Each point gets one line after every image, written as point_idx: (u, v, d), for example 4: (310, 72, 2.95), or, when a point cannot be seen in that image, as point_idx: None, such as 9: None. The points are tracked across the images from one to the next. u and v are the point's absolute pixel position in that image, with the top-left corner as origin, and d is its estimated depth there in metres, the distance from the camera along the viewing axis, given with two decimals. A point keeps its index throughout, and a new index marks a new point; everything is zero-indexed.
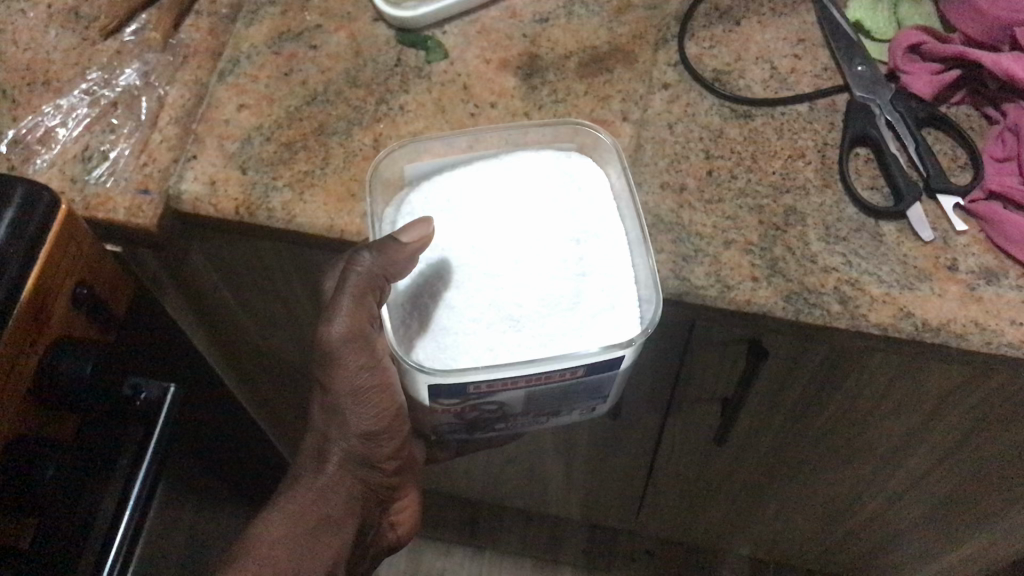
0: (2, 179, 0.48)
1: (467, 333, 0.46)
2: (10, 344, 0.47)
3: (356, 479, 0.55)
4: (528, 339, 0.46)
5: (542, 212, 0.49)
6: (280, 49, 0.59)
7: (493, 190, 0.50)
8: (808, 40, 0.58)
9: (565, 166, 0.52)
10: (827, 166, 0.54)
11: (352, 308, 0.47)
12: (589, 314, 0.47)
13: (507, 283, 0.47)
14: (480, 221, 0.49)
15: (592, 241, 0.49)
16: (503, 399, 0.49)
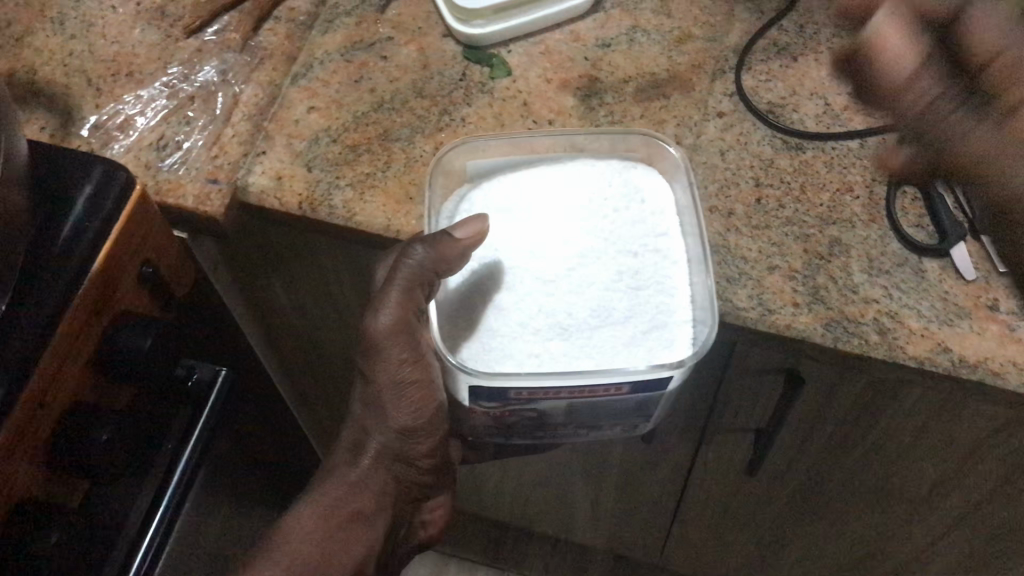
0: (83, 158, 0.51)
1: (514, 337, 0.50)
2: (79, 313, 0.49)
3: (391, 476, 0.57)
4: (576, 348, 0.49)
5: (601, 223, 0.52)
6: (351, 57, 0.62)
7: (553, 197, 0.54)
8: (863, 80, 0.59)
9: (632, 178, 0.54)
10: (874, 202, 0.55)
11: (400, 299, 0.49)
12: (639, 330, 0.49)
13: (560, 292, 0.50)
14: (539, 227, 0.52)
15: (650, 255, 0.52)
16: (545, 408, 0.51)
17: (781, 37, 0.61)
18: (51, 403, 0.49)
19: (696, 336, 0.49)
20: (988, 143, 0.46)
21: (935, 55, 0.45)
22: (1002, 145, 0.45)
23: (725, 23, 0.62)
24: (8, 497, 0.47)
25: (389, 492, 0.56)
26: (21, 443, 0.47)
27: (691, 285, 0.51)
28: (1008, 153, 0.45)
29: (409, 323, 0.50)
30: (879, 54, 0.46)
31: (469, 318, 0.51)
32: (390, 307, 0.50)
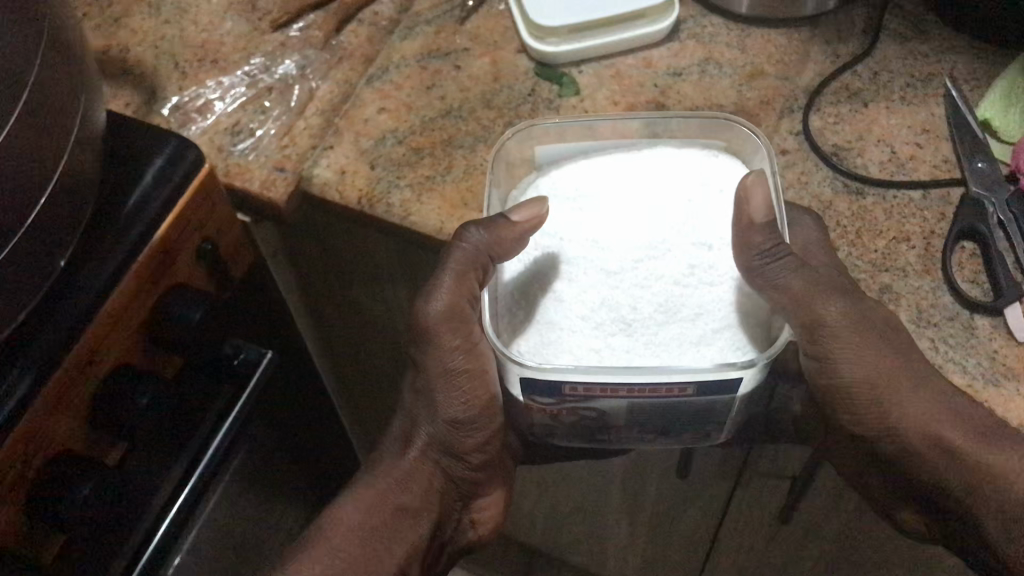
0: (157, 133, 0.54)
1: (574, 330, 0.49)
2: (134, 280, 0.51)
3: (438, 468, 0.58)
4: (639, 344, 0.48)
5: (675, 213, 0.51)
6: (426, 64, 0.64)
7: (626, 186, 0.53)
8: (934, 131, 0.59)
9: (713, 167, 0.53)
10: (930, 254, 0.54)
11: (454, 283, 0.51)
12: (709, 328, 0.48)
13: (625, 283, 0.49)
14: (606, 217, 0.52)
15: (724, 248, 0.50)
16: (604, 407, 0.49)
17: (854, 82, 0.61)
18: (98, 362, 0.51)
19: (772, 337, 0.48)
20: (793, 290, 0.48)
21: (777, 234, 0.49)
22: (810, 286, 0.48)
23: (798, 63, 0.62)
24: (47, 449, 0.50)
25: (433, 487, 0.57)
26: (65, 398, 0.49)
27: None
28: (802, 300, 0.48)
29: (462, 309, 0.52)
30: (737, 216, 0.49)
31: (528, 308, 0.50)
32: (444, 290, 0.51)
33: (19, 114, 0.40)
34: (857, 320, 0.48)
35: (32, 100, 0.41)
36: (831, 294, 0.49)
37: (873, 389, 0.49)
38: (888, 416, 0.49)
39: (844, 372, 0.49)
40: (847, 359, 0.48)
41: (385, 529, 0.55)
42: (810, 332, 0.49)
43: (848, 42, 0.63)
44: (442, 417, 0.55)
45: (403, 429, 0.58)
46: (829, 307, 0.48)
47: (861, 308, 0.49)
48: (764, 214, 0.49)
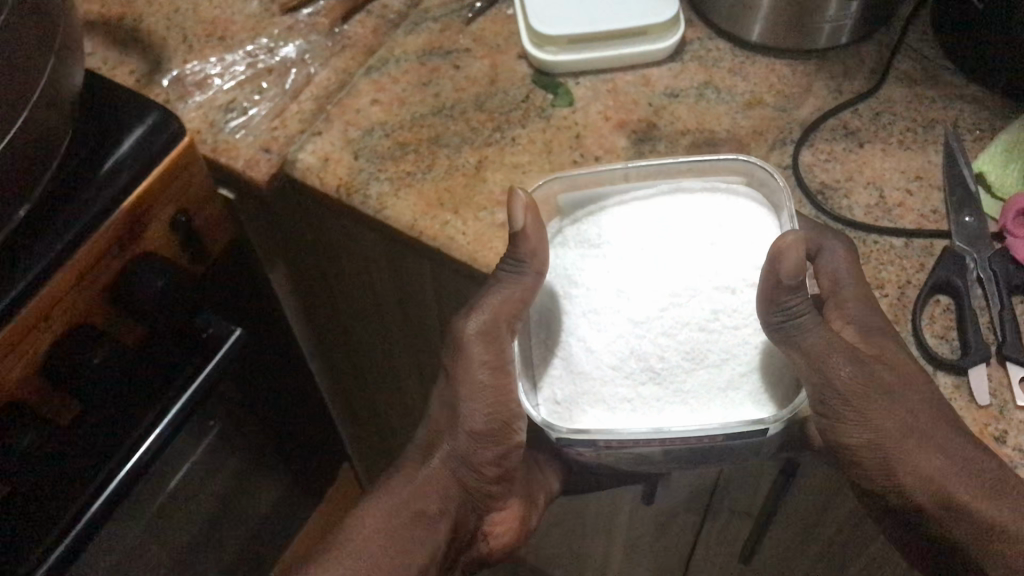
0: (142, 102, 0.55)
1: (605, 381, 0.49)
2: (101, 244, 0.52)
3: (458, 478, 0.55)
4: (669, 397, 0.48)
5: (701, 258, 0.49)
6: (426, 61, 0.64)
7: (649, 231, 0.51)
8: (927, 179, 0.57)
9: (734, 208, 0.52)
10: (902, 304, 0.53)
11: (494, 308, 0.50)
12: (737, 373, 0.48)
13: (651, 334, 0.48)
14: (630, 263, 0.50)
15: (749, 290, 0.49)
16: (640, 450, 0.50)
17: (852, 120, 0.59)
18: (56, 318, 0.52)
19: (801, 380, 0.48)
20: (812, 352, 0.45)
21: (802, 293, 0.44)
22: (828, 348, 0.45)
23: (799, 96, 0.61)
24: None
25: (453, 497, 0.55)
26: (19, 350, 0.50)
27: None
28: (818, 360, 0.45)
29: (500, 328, 0.50)
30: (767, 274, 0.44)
31: (558, 357, 0.51)
32: (483, 311, 0.50)
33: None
34: (865, 381, 0.45)
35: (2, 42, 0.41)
36: (846, 356, 0.45)
37: (880, 448, 0.45)
38: (900, 482, 0.45)
39: (854, 431, 0.46)
40: (854, 419, 0.45)
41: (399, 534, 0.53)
42: (820, 395, 0.45)
43: (853, 80, 0.61)
44: (463, 427, 0.52)
45: (425, 437, 0.55)
46: (841, 373, 0.45)
47: (870, 367, 0.46)
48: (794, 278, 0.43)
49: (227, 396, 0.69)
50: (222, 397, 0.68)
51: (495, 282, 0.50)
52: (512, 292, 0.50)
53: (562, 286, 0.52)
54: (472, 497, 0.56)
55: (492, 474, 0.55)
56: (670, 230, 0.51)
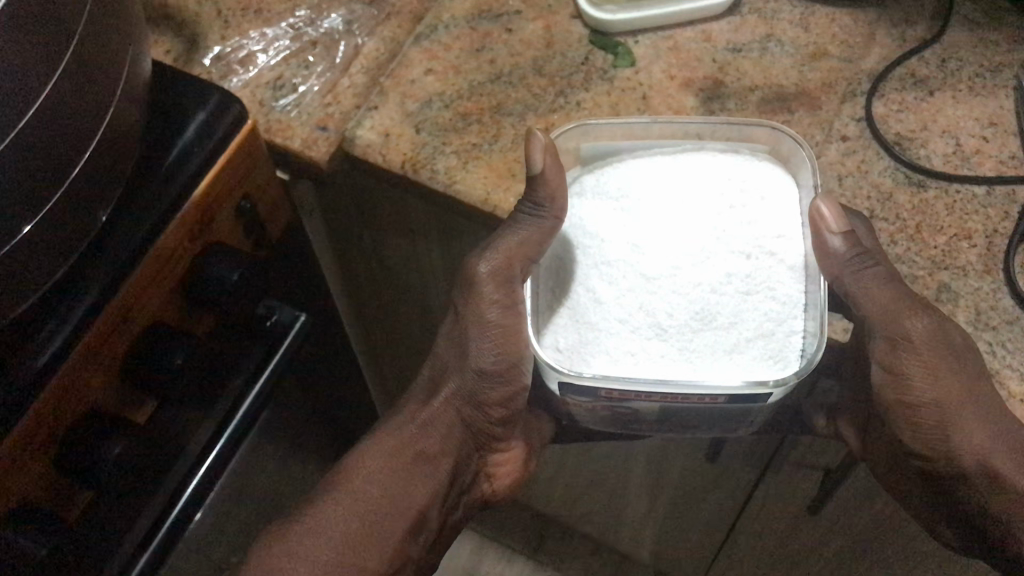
0: (202, 84, 0.52)
1: (610, 333, 0.49)
2: (173, 238, 0.50)
3: (460, 416, 0.57)
4: (672, 350, 0.48)
5: (719, 218, 0.50)
6: (477, 25, 0.61)
7: (667, 188, 0.51)
8: (1001, 124, 0.56)
9: (754, 172, 0.52)
10: (992, 253, 0.52)
11: (509, 249, 0.51)
12: (743, 338, 0.48)
13: (662, 289, 0.49)
14: (649, 220, 0.51)
15: (764, 257, 0.49)
16: (636, 406, 0.50)
17: (920, 68, 0.59)
18: (135, 319, 0.50)
19: (805, 349, 0.48)
20: (879, 303, 0.48)
21: (860, 248, 0.48)
22: (897, 299, 0.48)
23: (864, 45, 0.60)
24: (75, 407, 0.49)
25: (456, 436, 0.57)
26: (100, 353, 0.49)
27: (801, 293, 0.49)
28: (889, 311, 0.47)
29: (513, 271, 0.51)
30: (816, 235, 0.49)
31: (566, 306, 0.51)
32: (498, 253, 0.51)
33: (66, 65, 0.38)
34: (938, 337, 0.47)
35: (82, 48, 0.39)
36: (917, 310, 0.47)
37: (940, 409, 0.47)
38: (952, 443, 0.48)
39: (918, 390, 0.47)
40: (920, 377, 0.47)
41: (407, 472, 0.55)
42: (893, 343, 0.48)
43: (916, 26, 0.60)
44: (471, 365, 0.54)
45: (433, 375, 0.57)
46: (912, 323, 0.47)
47: (942, 325, 0.48)
48: (838, 233, 0.48)
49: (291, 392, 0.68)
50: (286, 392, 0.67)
51: (514, 223, 0.51)
52: (530, 234, 0.51)
53: (577, 237, 0.52)
54: (474, 436, 0.59)
55: (497, 415, 0.57)
56: (684, 188, 0.51)
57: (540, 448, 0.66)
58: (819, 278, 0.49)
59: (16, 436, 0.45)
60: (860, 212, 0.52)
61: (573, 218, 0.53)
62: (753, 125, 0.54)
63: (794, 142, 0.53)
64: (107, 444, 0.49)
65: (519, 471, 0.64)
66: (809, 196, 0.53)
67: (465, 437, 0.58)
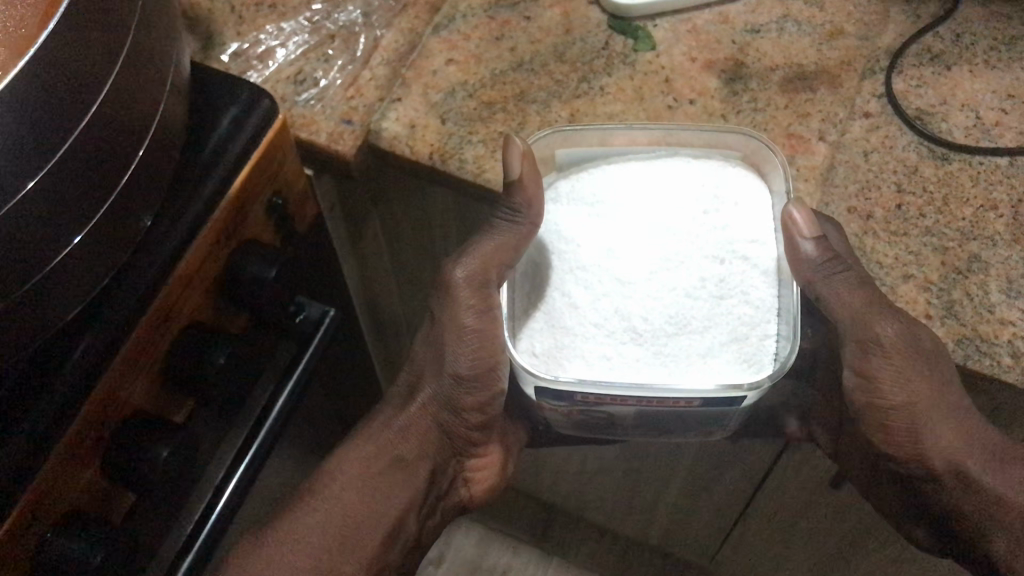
0: (231, 80, 0.52)
1: (586, 337, 0.48)
2: (208, 239, 0.50)
3: (435, 422, 0.58)
4: (648, 354, 0.48)
5: (693, 224, 0.50)
6: (495, 14, 0.62)
7: (641, 193, 0.52)
8: (1018, 97, 0.58)
9: (728, 177, 0.52)
10: (1019, 222, 0.53)
11: (484, 253, 0.51)
12: (718, 341, 0.48)
13: (637, 294, 0.48)
14: (623, 225, 0.50)
15: (737, 261, 0.49)
16: (612, 409, 0.51)
17: (936, 44, 0.60)
18: (175, 318, 0.50)
19: (778, 353, 0.48)
20: (851, 307, 0.49)
21: (830, 254, 0.48)
22: (868, 302, 0.49)
23: (879, 23, 0.61)
24: (120, 408, 0.48)
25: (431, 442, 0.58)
26: (143, 356, 0.48)
27: (774, 298, 0.49)
28: (863, 316, 0.49)
29: (489, 278, 0.51)
30: (789, 241, 0.49)
31: (540, 311, 0.50)
32: (474, 258, 0.51)
33: (121, 64, 0.40)
34: (908, 342, 0.48)
35: (133, 53, 0.41)
36: (890, 315, 0.49)
37: (910, 412, 0.50)
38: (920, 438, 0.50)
39: (888, 393, 0.50)
40: (890, 381, 0.49)
41: (381, 479, 0.56)
42: (863, 347, 0.49)
43: (929, 2, 0.61)
44: (447, 371, 0.54)
45: (410, 381, 0.59)
46: (883, 329, 0.48)
47: (912, 327, 0.49)
48: (810, 238, 0.48)
49: (313, 398, 0.67)
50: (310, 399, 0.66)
51: (491, 228, 0.51)
52: (506, 238, 0.51)
53: (552, 242, 0.52)
54: (450, 441, 0.59)
55: (473, 421, 0.57)
56: (658, 193, 0.51)
57: (516, 451, 0.66)
58: (792, 283, 0.50)
59: (69, 437, 0.45)
60: (832, 218, 0.52)
61: (550, 226, 0.52)
62: (724, 133, 0.54)
63: (765, 148, 0.53)
64: (151, 447, 0.48)
65: (496, 477, 0.65)
66: (781, 203, 0.53)
67: (441, 443, 0.59)
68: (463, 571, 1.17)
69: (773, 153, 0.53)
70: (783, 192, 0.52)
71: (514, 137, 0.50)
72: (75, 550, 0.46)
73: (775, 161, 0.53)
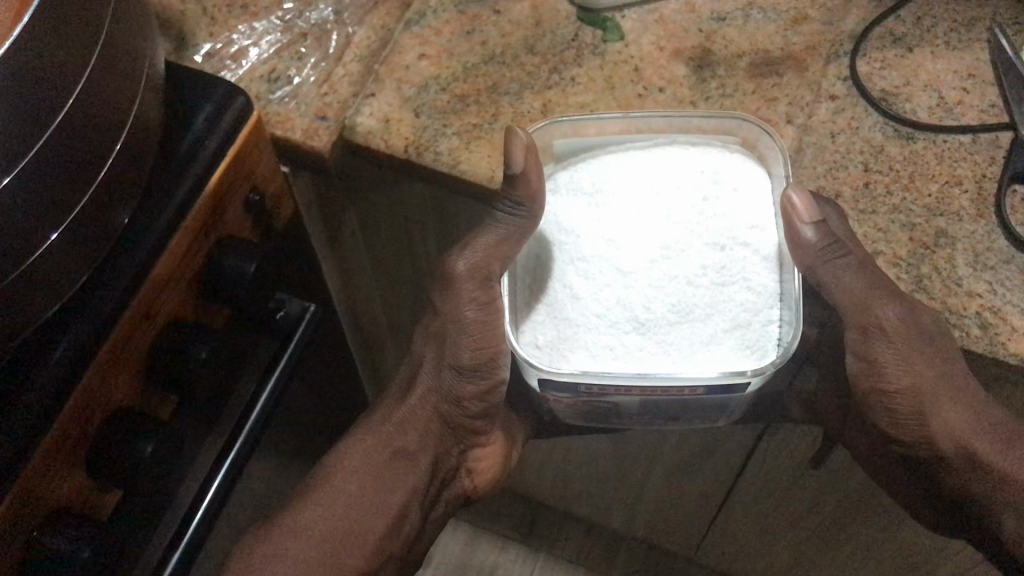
0: (205, 78, 0.53)
1: (589, 328, 0.50)
2: (187, 235, 0.50)
3: (437, 412, 0.59)
4: (650, 343, 0.49)
5: (692, 211, 0.51)
6: (465, 9, 0.62)
7: (641, 182, 0.53)
8: (979, 76, 0.59)
9: (726, 163, 0.53)
10: (983, 197, 0.55)
11: (488, 246, 0.52)
12: (721, 329, 0.49)
13: (639, 284, 0.50)
14: (624, 216, 0.52)
15: (738, 248, 0.51)
16: (617, 399, 0.52)
17: (897, 27, 0.61)
18: (156, 316, 0.50)
19: (781, 338, 0.49)
20: (852, 292, 0.50)
21: (832, 239, 0.50)
22: (871, 288, 0.50)
23: (842, 8, 0.62)
24: (105, 407, 0.48)
25: (433, 431, 0.59)
26: (125, 354, 0.48)
27: (775, 283, 0.51)
28: (865, 300, 0.50)
29: (492, 271, 0.52)
30: (789, 226, 0.50)
31: (543, 304, 0.52)
32: (478, 250, 0.52)
33: (95, 57, 0.40)
34: (910, 329, 0.49)
35: (108, 50, 0.41)
36: (890, 298, 0.50)
37: (920, 395, 0.50)
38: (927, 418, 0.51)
39: (893, 377, 0.51)
40: (894, 365, 0.50)
41: (385, 472, 0.57)
42: (867, 332, 0.50)
43: None
44: (447, 363, 0.56)
45: (407, 372, 0.59)
46: (885, 313, 0.49)
47: (917, 313, 0.50)
48: (811, 225, 0.49)
49: (297, 395, 0.68)
50: (294, 395, 0.67)
51: (492, 219, 0.52)
52: (508, 231, 0.51)
53: (554, 233, 0.53)
54: (452, 428, 0.60)
55: (474, 409, 0.58)
56: (657, 182, 0.53)
57: (518, 442, 0.67)
58: (793, 269, 0.52)
59: (54, 437, 0.45)
60: (831, 200, 0.53)
61: (552, 217, 0.54)
62: (720, 118, 0.55)
63: (764, 134, 0.54)
64: (138, 443, 0.49)
65: (500, 466, 0.65)
66: (780, 185, 0.54)
67: (442, 431, 0.60)
68: (452, 571, 1.18)
69: (768, 137, 0.54)
70: (783, 176, 0.54)
71: (516, 129, 0.50)
72: (65, 547, 0.46)
73: (772, 144, 0.54)
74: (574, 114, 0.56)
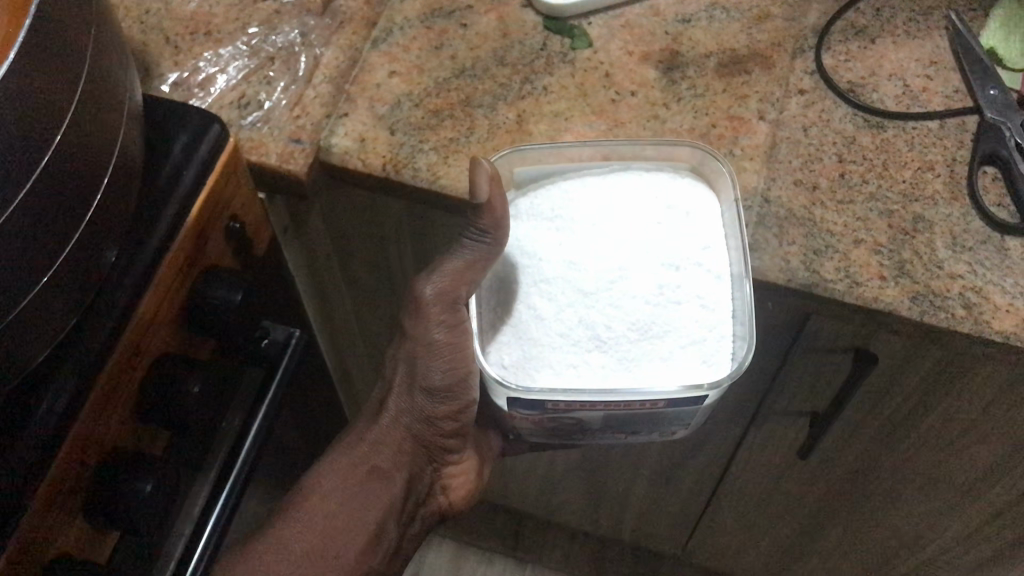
0: (179, 109, 0.52)
1: (553, 348, 0.50)
2: (169, 270, 0.49)
3: (409, 433, 0.57)
4: (612, 359, 0.49)
5: (648, 235, 0.52)
6: (431, 24, 0.63)
7: (599, 208, 0.53)
8: (940, 63, 0.60)
9: (678, 188, 0.54)
10: (955, 180, 0.55)
11: (455, 270, 0.51)
12: (679, 345, 0.49)
13: (600, 304, 0.50)
14: (584, 240, 0.52)
15: (692, 269, 0.51)
16: (581, 416, 0.51)
17: (858, 19, 0.63)
18: (144, 353, 0.49)
19: (736, 353, 0.50)
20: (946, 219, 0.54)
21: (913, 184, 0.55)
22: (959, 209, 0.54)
23: (802, 4, 0.63)
24: (98, 447, 0.47)
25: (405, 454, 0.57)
26: (116, 393, 0.47)
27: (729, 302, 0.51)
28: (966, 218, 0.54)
29: (459, 294, 0.52)
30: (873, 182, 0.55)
31: (507, 325, 0.51)
32: (443, 275, 0.52)
33: (80, 91, 0.40)
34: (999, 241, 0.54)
35: (89, 85, 0.41)
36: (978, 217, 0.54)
37: None
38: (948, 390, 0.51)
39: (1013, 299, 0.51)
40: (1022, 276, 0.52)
41: (366, 489, 0.56)
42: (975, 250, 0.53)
43: None
44: (419, 385, 0.55)
45: (377, 398, 0.58)
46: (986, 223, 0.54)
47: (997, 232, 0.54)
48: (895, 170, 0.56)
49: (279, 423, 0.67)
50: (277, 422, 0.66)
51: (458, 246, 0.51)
52: (474, 256, 0.51)
53: (517, 257, 0.53)
54: (425, 449, 0.59)
55: (448, 428, 0.58)
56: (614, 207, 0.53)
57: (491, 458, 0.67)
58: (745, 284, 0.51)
59: (51, 479, 0.44)
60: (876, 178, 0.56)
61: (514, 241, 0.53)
62: (673, 147, 0.55)
63: (713, 160, 0.54)
64: (136, 482, 0.48)
65: (472, 483, 0.65)
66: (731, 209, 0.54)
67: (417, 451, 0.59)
68: None
69: (719, 165, 0.54)
70: (733, 199, 0.54)
71: (482, 158, 0.49)
72: None
73: (721, 171, 0.54)
74: (539, 144, 0.56)
